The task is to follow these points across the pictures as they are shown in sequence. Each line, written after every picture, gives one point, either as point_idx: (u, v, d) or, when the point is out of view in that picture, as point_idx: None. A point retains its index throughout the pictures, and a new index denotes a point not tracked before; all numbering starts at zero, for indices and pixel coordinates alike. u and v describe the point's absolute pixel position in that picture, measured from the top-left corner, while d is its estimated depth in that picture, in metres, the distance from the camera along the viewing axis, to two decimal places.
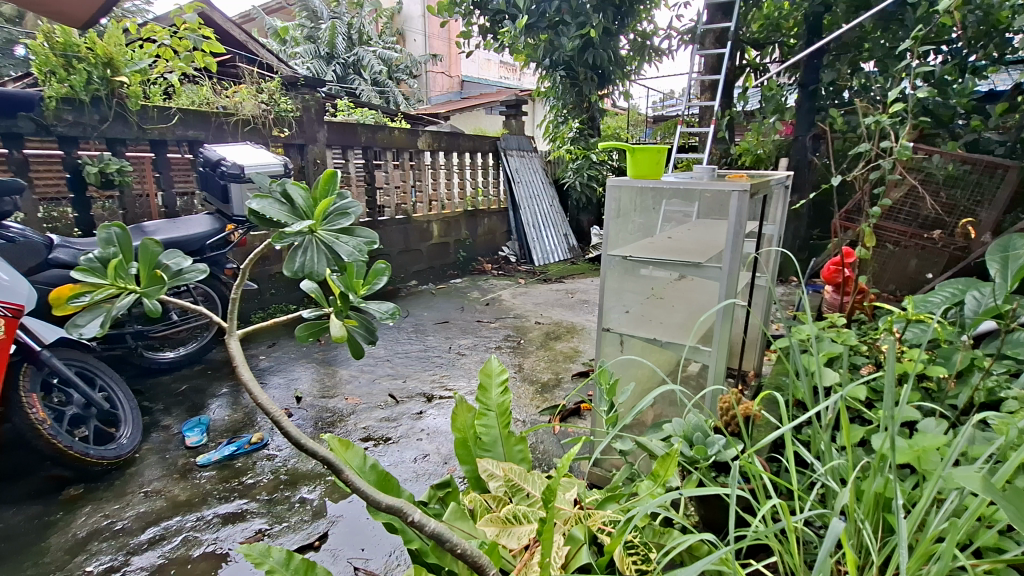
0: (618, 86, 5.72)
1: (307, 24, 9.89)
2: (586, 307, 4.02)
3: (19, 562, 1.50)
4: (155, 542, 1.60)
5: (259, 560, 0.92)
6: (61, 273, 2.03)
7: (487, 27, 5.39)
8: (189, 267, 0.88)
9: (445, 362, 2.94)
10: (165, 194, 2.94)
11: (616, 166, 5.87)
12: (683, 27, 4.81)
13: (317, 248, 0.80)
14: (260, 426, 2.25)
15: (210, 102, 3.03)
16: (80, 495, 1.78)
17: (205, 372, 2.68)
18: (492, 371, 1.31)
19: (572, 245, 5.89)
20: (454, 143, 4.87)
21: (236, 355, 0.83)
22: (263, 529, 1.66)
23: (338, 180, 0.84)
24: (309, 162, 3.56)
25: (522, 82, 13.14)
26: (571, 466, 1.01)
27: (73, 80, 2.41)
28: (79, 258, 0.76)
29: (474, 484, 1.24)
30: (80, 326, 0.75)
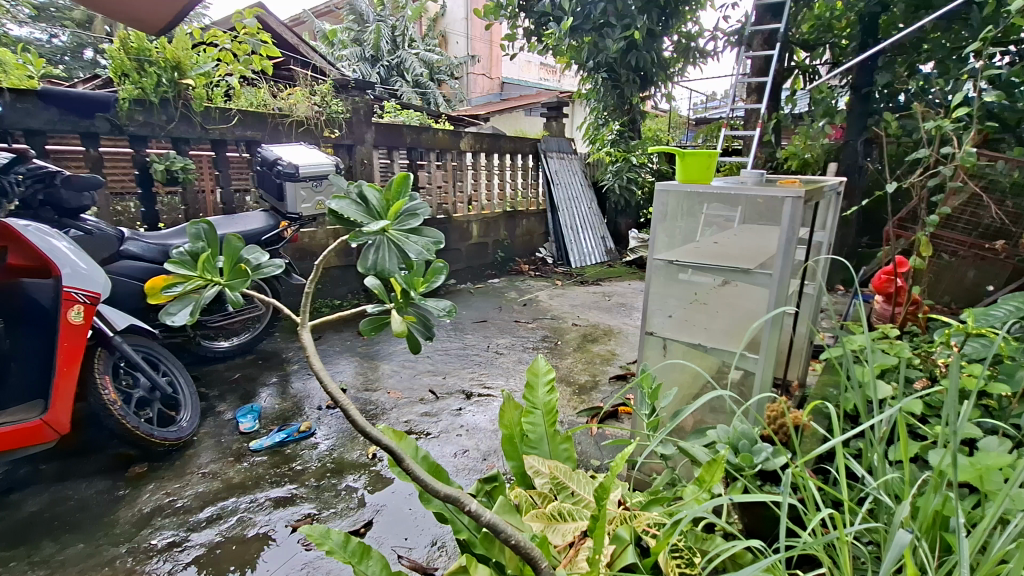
0: (660, 88, 5.66)
1: (354, 27, 10.20)
2: (624, 310, 4.01)
3: (93, 531, 1.61)
4: (213, 520, 1.69)
5: (320, 541, 0.97)
6: (133, 265, 2.17)
7: (531, 30, 5.43)
8: (267, 262, 0.93)
9: (483, 360, 2.98)
10: (222, 191, 3.06)
11: (656, 169, 5.81)
12: (730, 28, 4.73)
13: (389, 248, 0.84)
14: (308, 416, 2.34)
15: (267, 104, 3.16)
16: (145, 472, 1.90)
17: (256, 362, 2.81)
18: (538, 370, 1.33)
19: (609, 248, 5.87)
20: (495, 144, 4.93)
21: (309, 345, 0.87)
22: (312, 514, 1.73)
23: (410, 183, 0.87)
24: (357, 162, 3.66)
25: (562, 83, 13.13)
26: (626, 466, 1.02)
27: (144, 82, 2.55)
28: (172, 251, 0.82)
29: (520, 481, 1.26)
30: (172, 314, 0.82)
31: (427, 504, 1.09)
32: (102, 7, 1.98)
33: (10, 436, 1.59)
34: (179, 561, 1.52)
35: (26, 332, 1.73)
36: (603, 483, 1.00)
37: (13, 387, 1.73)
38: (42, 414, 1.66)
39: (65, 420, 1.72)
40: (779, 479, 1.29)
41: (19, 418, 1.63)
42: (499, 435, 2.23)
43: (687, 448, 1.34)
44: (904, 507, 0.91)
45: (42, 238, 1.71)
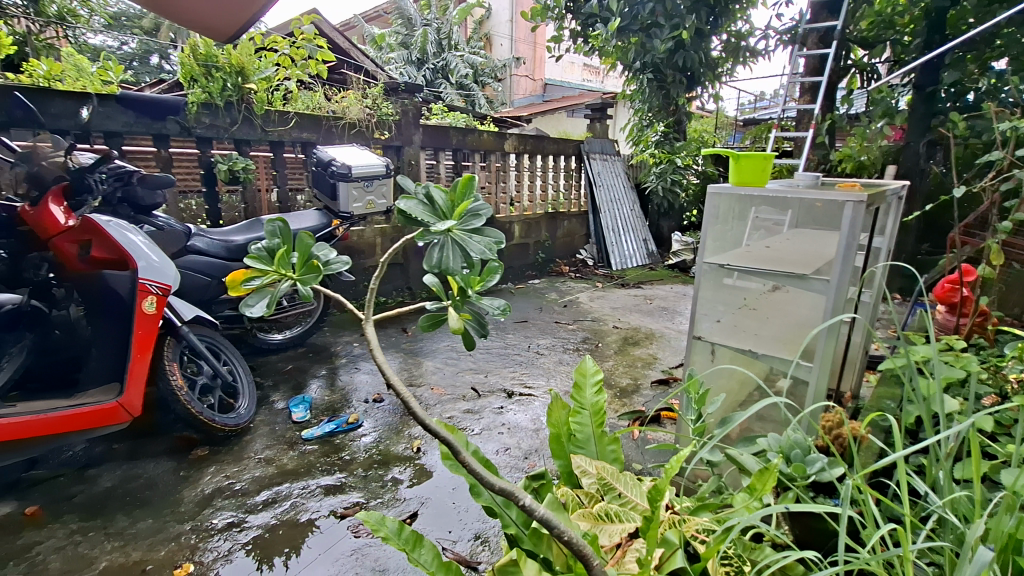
0: (707, 88, 5.55)
1: (402, 31, 10.47)
2: (666, 314, 3.95)
3: (160, 508, 1.73)
4: (269, 504, 1.78)
5: (376, 528, 1.01)
6: (199, 259, 2.30)
7: (577, 31, 5.42)
8: (334, 258, 0.97)
9: (524, 360, 3.00)
10: (279, 190, 3.20)
11: (702, 171, 5.70)
12: (782, 27, 4.60)
13: (452, 247, 0.87)
14: (355, 408, 2.42)
15: (322, 106, 3.28)
16: (206, 455, 2.01)
17: (307, 355, 2.92)
18: (586, 370, 1.34)
19: (651, 251, 5.78)
20: (538, 146, 4.97)
21: (372, 339, 0.91)
22: (360, 502, 1.80)
23: (475, 184, 0.89)
24: (405, 162, 3.76)
25: (605, 84, 13.01)
26: (681, 468, 1.02)
27: (211, 86, 2.70)
28: (252, 247, 0.88)
29: (567, 480, 1.27)
30: (250, 306, 0.88)
31: (476, 498, 1.11)
32: (169, 15, 2.11)
33: (90, 415, 1.73)
34: (238, 541, 1.61)
35: (103, 320, 1.85)
36: (657, 485, 1.00)
37: (95, 370, 1.88)
38: (117, 396, 1.79)
39: (137, 403, 1.85)
40: (834, 492, 1.24)
41: (98, 400, 1.77)
42: (540, 434, 2.24)
43: (735, 455, 1.32)
44: (976, 527, 0.87)
45: (122, 233, 1.83)
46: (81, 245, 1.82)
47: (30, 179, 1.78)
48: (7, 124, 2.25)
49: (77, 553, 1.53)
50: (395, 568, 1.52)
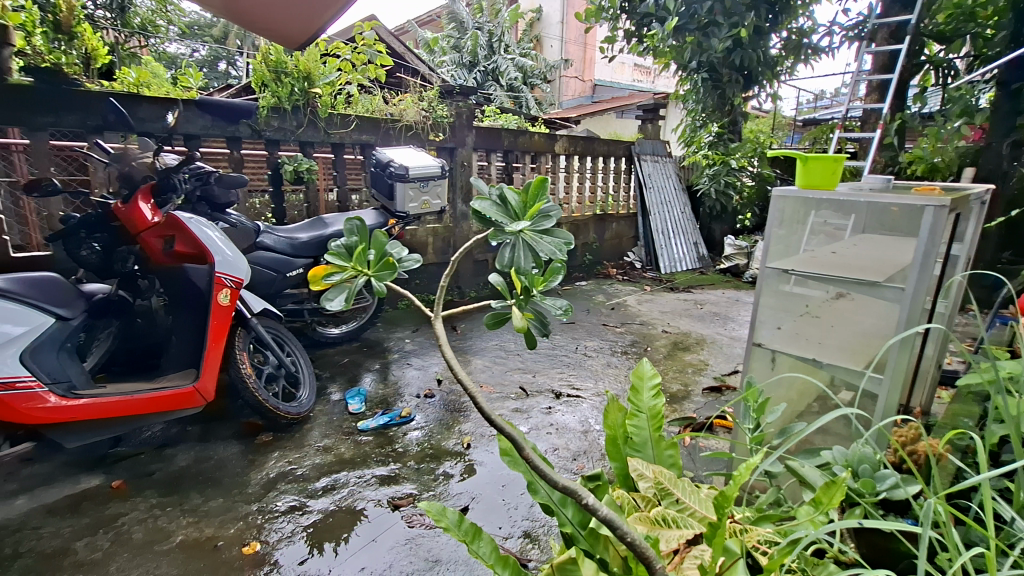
0: (765, 87, 5.38)
1: (455, 35, 10.64)
2: (718, 320, 3.84)
3: (230, 488, 1.83)
4: (327, 490, 1.86)
5: (438, 518, 1.03)
6: (266, 255, 2.43)
7: (632, 31, 5.37)
8: (407, 257, 1.02)
9: (572, 362, 3.00)
10: (339, 190, 3.33)
11: (756, 173, 5.49)
12: (849, 22, 4.40)
13: (523, 247, 0.89)
14: (408, 403, 2.49)
15: (380, 110, 3.38)
16: (271, 441, 2.12)
17: (362, 349, 3.03)
18: (643, 374, 1.32)
19: (701, 254, 5.64)
20: (589, 147, 4.96)
21: (442, 335, 0.93)
22: (414, 493, 1.85)
23: (548, 186, 0.91)
24: (458, 164, 3.83)
25: (656, 84, 12.78)
26: (750, 477, 0.99)
27: (281, 90, 2.85)
28: (332, 244, 0.93)
29: (622, 482, 1.26)
30: (330, 300, 0.92)
31: (534, 495, 1.12)
32: (232, 18, 2.19)
33: (169, 398, 1.86)
34: (300, 523, 1.69)
35: (184, 310, 1.99)
36: (724, 492, 0.98)
37: (175, 356, 2.02)
38: (194, 381, 1.92)
39: (211, 388, 1.97)
40: (908, 512, 1.18)
41: (177, 384, 1.90)
42: (588, 436, 2.24)
43: (797, 466, 1.27)
44: None
45: (201, 229, 1.95)
46: (165, 240, 1.96)
47: (123, 178, 1.93)
48: (101, 127, 2.45)
49: (157, 525, 1.64)
50: (448, 559, 1.55)
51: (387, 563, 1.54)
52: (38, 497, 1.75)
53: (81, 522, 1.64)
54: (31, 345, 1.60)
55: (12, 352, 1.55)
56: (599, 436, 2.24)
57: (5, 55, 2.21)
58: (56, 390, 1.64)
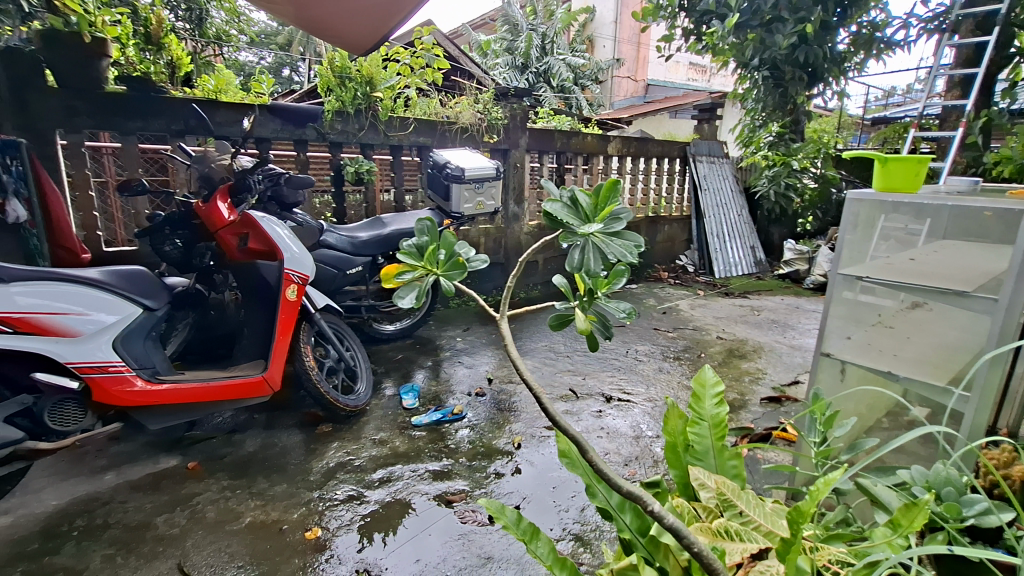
0: (831, 84, 5.12)
1: (508, 36, 10.71)
2: (777, 327, 3.69)
3: (292, 475, 1.92)
4: (384, 482, 1.92)
5: (497, 516, 1.03)
6: (329, 253, 2.52)
7: (690, 30, 5.25)
8: (474, 257, 1.04)
9: (623, 366, 2.96)
10: (396, 191, 3.43)
11: (820, 175, 5.27)
12: (927, 14, 4.13)
13: (594, 250, 0.89)
14: (459, 400, 2.54)
15: (437, 112, 3.46)
16: (330, 431, 2.21)
17: (415, 346, 3.10)
18: (706, 381, 1.27)
19: (758, 259, 5.43)
20: (642, 148, 4.89)
21: (508, 335, 0.94)
22: (466, 490, 1.88)
23: (620, 188, 0.90)
24: (511, 165, 3.87)
25: (711, 83, 12.44)
26: (828, 493, 0.95)
27: (346, 95, 2.96)
28: (404, 244, 0.97)
29: (682, 490, 1.23)
30: (402, 297, 0.94)
31: (592, 498, 1.11)
32: (297, 21, 2.27)
33: (240, 386, 1.98)
34: (358, 513, 1.75)
35: (255, 304, 2.11)
36: (799, 507, 0.95)
37: (246, 347, 2.14)
38: (263, 371, 2.03)
39: (278, 378, 2.08)
40: (998, 541, 1.09)
41: (248, 374, 2.02)
42: (640, 442, 2.20)
43: (869, 485, 1.20)
44: None
45: (272, 227, 2.06)
46: (240, 237, 2.09)
47: (204, 179, 2.07)
48: (184, 131, 2.62)
49: (228, 506, 1.75)
50: (500, 557, 1.57)
51: (441, 556, 1.57)
52: (124, 474, 1.89)
53: (161, 499, 1.77)
54: (121, 333, 1.73)
55: (105, 339, 1.68)
56: (650, 442, 2.20)
57: (102, 66, 2.40)
58: (142, 374, 1.77)
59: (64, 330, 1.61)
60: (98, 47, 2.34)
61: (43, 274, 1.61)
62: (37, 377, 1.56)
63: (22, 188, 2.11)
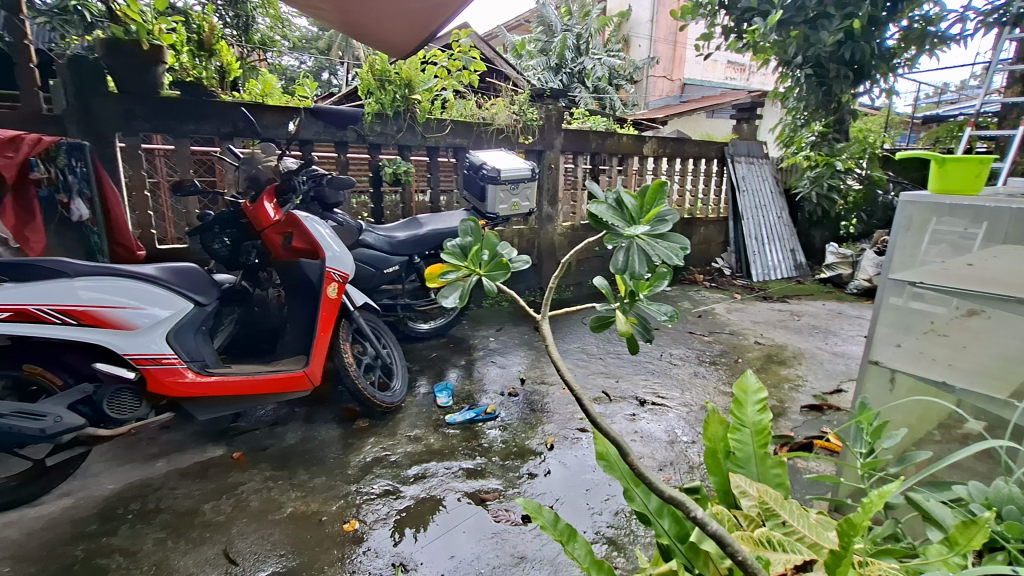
0: (878, 82, 4.94)
1: (542, 37, 10.70)
2: (818, 333, 3.57)
3: (331, 468, 1.97)
4: (419, 478, 1.95)
5: (534, 516, 1.04)
6: (367, 252, 2.58)
7: (730, 27, 5.14)
8: (515, 258, 1.05)
9: (657, 369, 2.92)
10: (432, 192, 3.49)
11: (865, 176, 5.15)
12: (986, 7, 3.93)
13: (639, 252, 0.88)
14: (492, 399, 2.55)
15: (473, 114, 3.49)
16: (367, 427, 2.26)
17: (449, 345, 3.14)
18: (748, 387, 1.25)
19: (799, 262, 5.27)
20: (678, 148, 4.83)
21: (549, 336, 0.95)
22: (500, 489, 1.89)
23: (667, 190, 0.90)
24: (546, 166, 3.88)
25: (750, 82, 12.17)
26: (882, 505, 0.92)
27: (385, 97, 3.03)
28: (448, 244, 0.98)
29: (722, 497, 1.20)
30: (445, 297, 0.96)
31: (629, 502, 1.09)
32: (340, 24, 2.31)
33: (283, 380, 2.04)
34: (394, 507, 1.79)
35: (298, 301, 2.18)
36: (851, 519, 0.92)
37: (289, 342, 2.21)
38: (304, 366, 2.10)
39: (318, 373, 2.13)
40: None
41: (290, 368, 2.09)
42: (675, 447, 2.17)
43: (921, 499, 1.15)
44: None
45: (315, 226, 2.12)
46: (285, 236, 2.16)
47: (250, 180, 2.15)
48: (232, 134, 2.73)
49: (271, 496, 1.81)
50: (533, 557, 1.57)
51: (474, 554, 1.58)
52: (174, 462, 1.98)
53: (208, 487, 1.84)
54: (175, 327, 1.82)
55: (159, 332, 1.77)
56: (686, 448, 2.16)
57: (158, 72, 2.50)
58: (193, 367, 1.85)
59: (123, 323, 1.70)
60: (154, 54, 2.44)
61: (105, 269, 1.70)
62: (98, 367, 1.65)
63: (85, 189, 2.23)
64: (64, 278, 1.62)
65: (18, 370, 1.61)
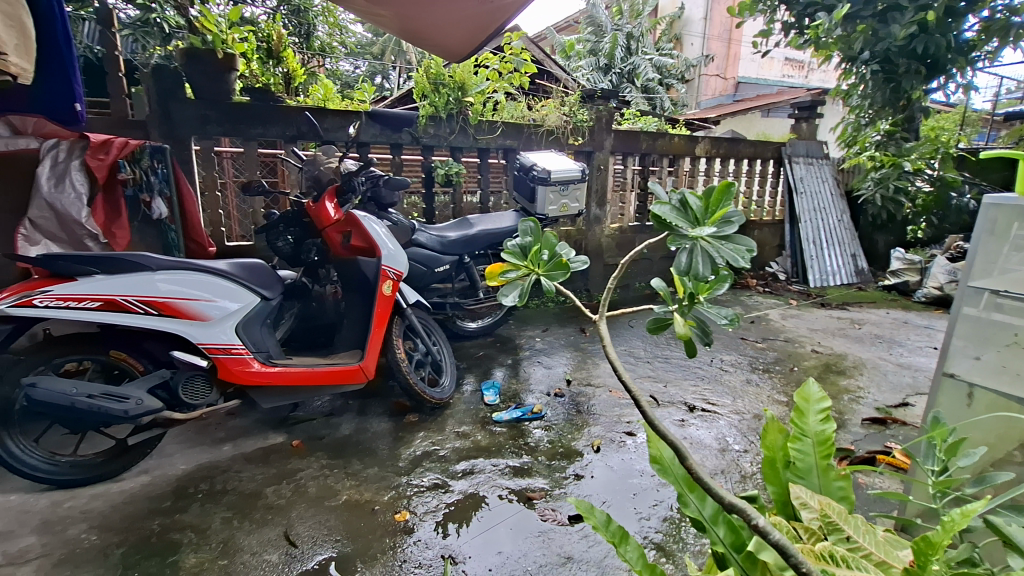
0: (954, 77, 4.63)
1: (592, 37, 10.62)
2: (881, 343, 3.38)
3: (382, 460, 2.04)
4: (467, 473, 1.98)
5: (586, 516, 1.03)
6: (420, 251, 2.64)
7: (790, 24, 4.95)
8: (574, 258, 1.06)
9: (707, 375, 2.85)
10: (482, 193, 3.54)
11: (936, 177, 4.84)
12: None
13: (703, 253, 0.87)
14: (538, 399, 2.56)
15: (524, 115, 3.52)
16: (416, 422, 2.32)
17: (496, 344, 3.18)
18: (810, 396, 1.21)
19: (860, 268, 5.02)
20: (732, 149, 4.69)
21: (606, 335, 0.95)
22: (546, 489, 1.90)
23: (734, 191, 0.88)
24: (595, 167, 3.86)
25: (810, 79, 11.71)
26: (966, 525, 0.88)
27: (439, 100, 3.10)
28: (508, 243, 1.01)
29: (780, 509, 1.16)
30: (505, 295, 0.99)
31: (683, 507, 1.05)
32: (398, 29, 2.38)
33: (340, 373, 2.13)
34: (443, 500, 1.83)
35: (355, 297, 2.27)
36: (930, 538, 0.89)
37: (345, 337, 2.30)
38: (359, 360, 2.18)
39: (372, 368, 2.21)
40: None
41: (346, 362, 2.17)
42: (726, 455, 2.11)
43: (1002, 522, 1.08)
44: None
45: (372, 225, 2.21)
46: (344, 235, 2.25)
47: (313, 181, 2.26)
48: (296, 137, 2.87)
49: (327, 483, 1.89)
50: (580, 558, 1.57)
51: (521, 551, 1.60)
52: (239, 446, 2.10)
53: (269, 471, 1.94)
54: (243, 319, 1.93)
55: (229, 324, 1.88)
56: (738, 457, 2.10)
57: (230, 79, 2.66)
58: (258, 357, 1.96)
59: (198, 314, 1.82)
60: (227, 62, 2.61)
61: (182, 263, 1.83)
62: (176, 354, 1.78)
63: (165, 188, 2.38)
64: (147, 271, 1.75)
65: (106, 355, 1.75)
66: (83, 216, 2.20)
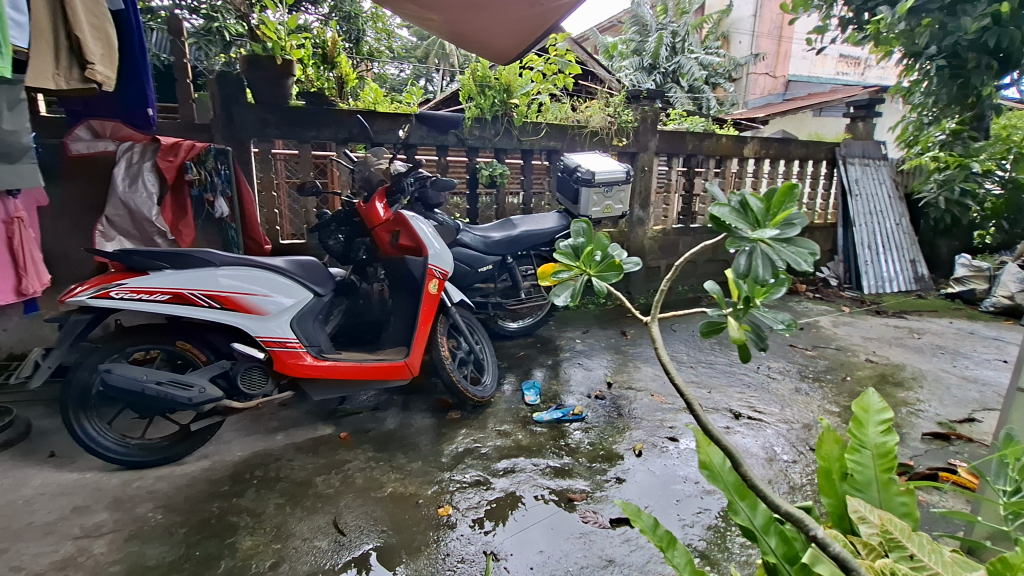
0: None
1: (635, 37, 10.47)
2: (942, 354, 3.20)
3: (424, 455, 2.08)
4: (508, 472, 2.00)
5: (633, 518, 1.03)
6: (464, 251, 2.68)
7: (848, 19, 4.76)
8: (627, 259, 1.05)
9: (754, 382, 2.77)
10: (525, 194, 3.55)
11: (1008, 179, 4.60)
12: None
13: (763, 256, 0.86)
14: (578, 401, 2.56)
15: (569, 117, 3.52)
16: (458, 419, 2.35)
17: (536, 345, 3.18)
18: (870, 406, 1.16)
19: (919, 274, 4.75)
20: (783, 149, 4.55)
21: (658, 338, 0.95)
22: (587, 491, 1.90)
23: (798, 192, 0.86)
24: (638, 168, 3.82)
25: (866, 76, 11.20)
26: None
27: (484, 102, 3.14)
28: (560, 243, 1.03)
29: (835, 522, 1.12)
30: (557, 295, 1.00)
31: (732, 515, 1.02)
32: (447, 33, 2.43)
33: (387, 368, 2.19)
34: (484, 497, 1.85)
35: (402, 295, 2.33)
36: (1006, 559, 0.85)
37: (391, 334, 2.36)
38: (405, 357, 2.23)
39: (417, 364, 2.26)
40: None
41: (392, 358, 2.23)
42: (774, 465, 2.05)
43: None
44: None
45: (419, 225, 2.26)
46: (392, 234, 2.32)
47: (364, 182, 2.33)
48: (347, 139, 2.97)
49: (373, 475, 1.94)
50: (622, 562, 1.56)
51: (562, 551, 1.60)
52: (291, 436, 2.19)
53: (319, 461, 2.02)
54: (298, 314, 2.01)
55: (285, 319, 1.96)
56: (786, 467, 2.04)
57: (287, 84, 2.77)
58: (311, 351, 2.03)
59: (256, 308, 1.91)
60: (285, 68, 2.72)
61: (243, 260, 1.92)
62: (235, 347, 1.87)
63: (228, 189, 2.44)
64: (211, 266, 1.86)
65: (173, 345, 1.87)
66: (153, 215, 2.36)
